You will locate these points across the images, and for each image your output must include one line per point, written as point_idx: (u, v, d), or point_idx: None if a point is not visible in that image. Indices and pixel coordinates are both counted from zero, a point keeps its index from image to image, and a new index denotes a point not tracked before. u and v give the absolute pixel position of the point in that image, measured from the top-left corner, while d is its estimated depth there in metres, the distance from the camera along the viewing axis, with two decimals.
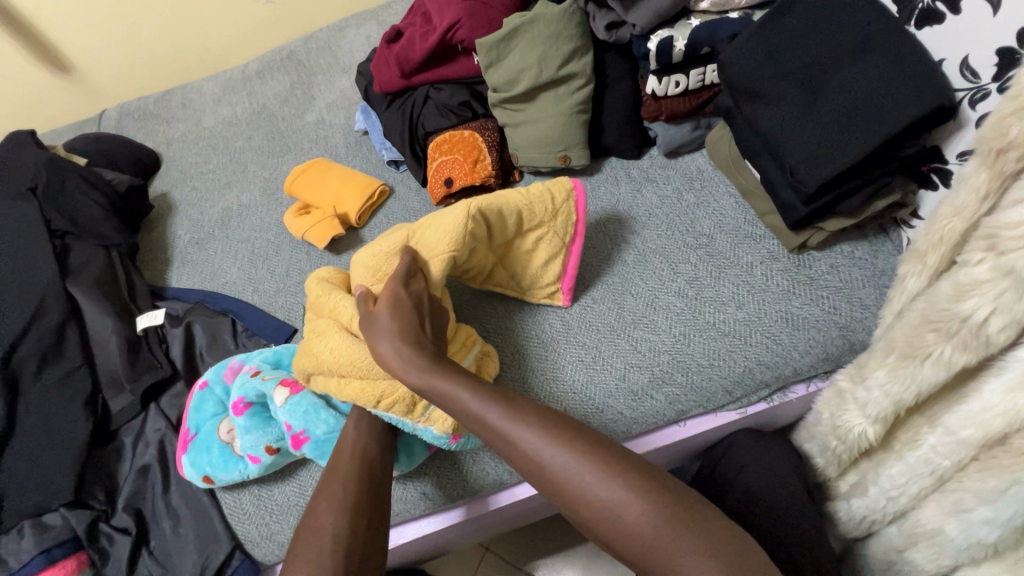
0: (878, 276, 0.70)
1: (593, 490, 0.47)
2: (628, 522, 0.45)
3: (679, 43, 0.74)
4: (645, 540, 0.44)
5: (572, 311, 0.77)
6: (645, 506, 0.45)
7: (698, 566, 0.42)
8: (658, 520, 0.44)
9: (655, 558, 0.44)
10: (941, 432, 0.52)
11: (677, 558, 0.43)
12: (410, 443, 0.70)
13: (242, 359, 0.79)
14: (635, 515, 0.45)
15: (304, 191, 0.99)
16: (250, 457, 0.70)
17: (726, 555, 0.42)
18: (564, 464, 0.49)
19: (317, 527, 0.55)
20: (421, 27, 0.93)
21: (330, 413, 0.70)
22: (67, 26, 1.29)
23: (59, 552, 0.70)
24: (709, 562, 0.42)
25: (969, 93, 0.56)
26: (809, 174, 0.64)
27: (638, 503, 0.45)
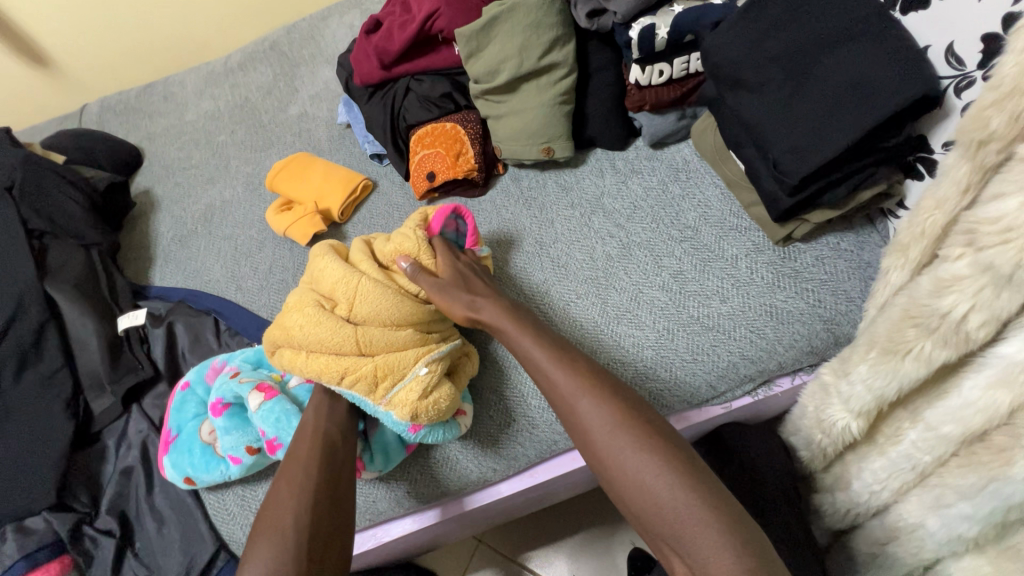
0: (864, 268, 0.69)
1: (620, 446, 0.50)
2: (643, 483, 0.48)
3: (661, 31, 0.73)
4: (657, 499, 0.47)
5: (556, 307, 0.77)
6: (661, 470, 0.47)
7: (705, 530, 0.44)
8: (677, 487, 0.46)
9: (665, 519, 0.46)
10: (922, 427, 0.51)
11: (686, 522, 0.45)
12: (384, 442, 0.69)
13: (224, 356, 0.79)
14: (652, 476, 0.47)
15: (286, 186, 0.97)
16: (232, 459, 0.70)
17: (729, 522, 0.44)
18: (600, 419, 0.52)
19: (274, 516, 0.56)
20: (400, 17, 0.91)
21: (302, 419, 0.68)
22: (43, 19, 1.26)
23: (41, 555, 0.70)
24: (715, 528, 0.44)
25: (954, 80, 0.55)
26: (793, 166, 0.62)
27: (655, 464, 0.48)
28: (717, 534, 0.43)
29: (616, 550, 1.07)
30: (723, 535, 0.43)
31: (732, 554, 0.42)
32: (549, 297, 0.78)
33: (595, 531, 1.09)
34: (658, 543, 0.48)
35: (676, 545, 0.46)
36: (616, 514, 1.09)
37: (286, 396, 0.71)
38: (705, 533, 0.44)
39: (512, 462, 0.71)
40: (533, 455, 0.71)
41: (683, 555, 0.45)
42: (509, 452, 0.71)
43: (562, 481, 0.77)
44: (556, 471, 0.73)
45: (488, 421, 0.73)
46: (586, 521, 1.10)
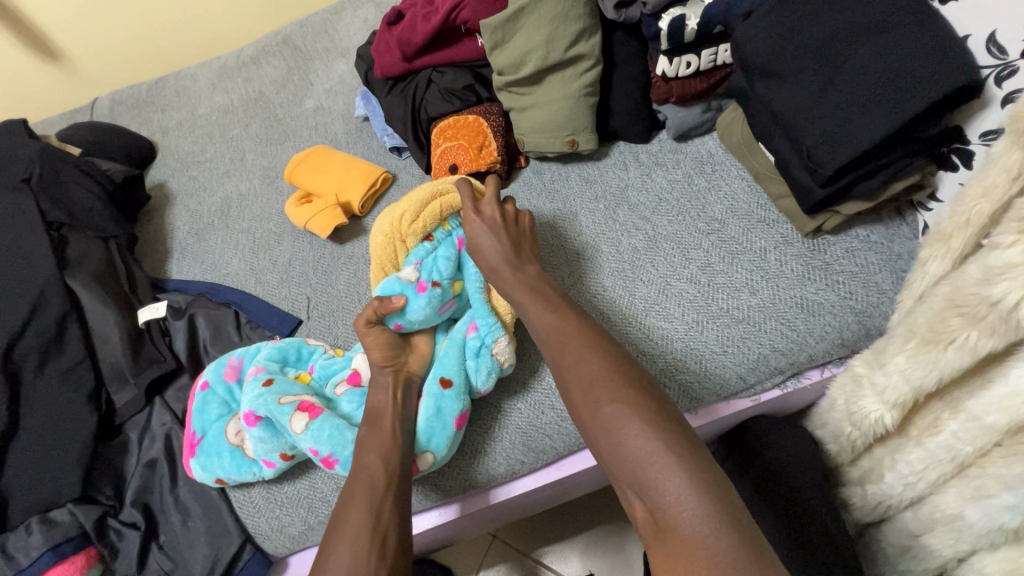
0: (895, 260, 0.69)
1: (598, 395, 0.52)
2: (620, 431, 0.48)
3: (692, 21, 0.72)
4: (621, 432, 0.48)
5: (608, 289, 0.76)
6: (625, 407, 0.49)
7: (668, 478, 0.44)
8: (642, 423, 0.48)
9: (631, 463, 0.47)
10: (964, 418, 0.51)
11: (651, 469, 0.45)
12: (429, 427, 0.67)
13: (240, 368, 0.77)
14: (626, 423, 0.48)
15: (305, 179, 0.97)
16: (266, 464, 0.70)
17: (705, 478, 0.44)
18: (590, 367, 0.54)
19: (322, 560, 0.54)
20: (422, 9, 0.91)
21: (354, 432, 0.68)
22: (55, 12, 1.25)
23: (68, 548, 0.69)
24: (680, 476, 0.44)
25: (995, 70, 0.55)
26: (828, 157, 0.62)
27: (621, 399, 0.50)
28: (684, 484, 0.43)
29: (632, 546, 1.07)
30: (693, 486, 0.43)
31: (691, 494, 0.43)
32: (590, 285, 0.77)
33: (611, 526, 1.09)
34: (624, 489, 0.48)
35: (641, 491, 0.46)
36: None
37: (331, 412, 0.70)
38: (671, 481, 0.44)
39: (540, 455, 0.71)
40: (561, 447, 0.71)
41: (643, 490, 0.45)
42: (537, 444, 0.71)
43: (586, 475, 0.76)
44: (582, 464, 0.73)
45: (515, 412, 0.73)
46: (601, 516, 1.10)
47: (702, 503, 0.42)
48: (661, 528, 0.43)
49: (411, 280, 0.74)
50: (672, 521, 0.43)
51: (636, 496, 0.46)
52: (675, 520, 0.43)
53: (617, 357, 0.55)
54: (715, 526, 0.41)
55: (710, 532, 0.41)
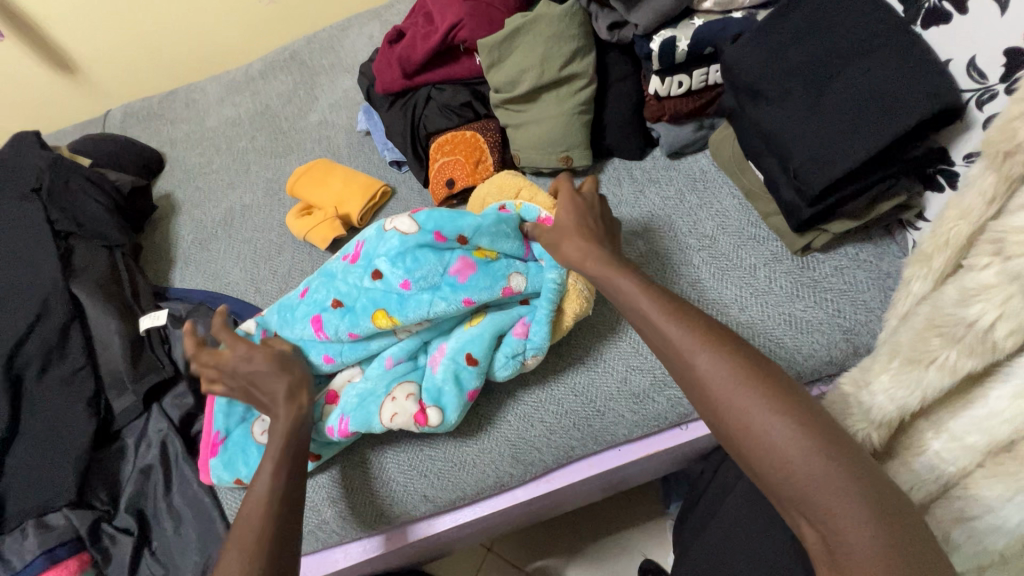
0: (883, 278, 0.70)
1: (743, 418, 0.43)
2: (771, 447, 0.41)
3: (682, 43, 0.74)
4: (790, 462, 0.40)
5: None
6: (789, 430, 0.41)
7: (843, 505, 0.38)
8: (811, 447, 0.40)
9: (794, 485, 0.40)
10: (946, 437, 0.51)
11: (824, 493, 0.38)
12: (437, 390, 0.67)
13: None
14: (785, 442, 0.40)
15: (306, 191, 0.99)
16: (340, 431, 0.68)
17: (876, 496, 0.38)
18: (716, 369, 0.45)
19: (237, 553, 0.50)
20: (422, 27, 0.93)
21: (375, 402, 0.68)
22: (71, 27, 1.29)
23: (62, 552, 0.71)
24: (853, 499, 0.38)
25: (976, 94, 0.56)
26: (813, 176, 0.63)
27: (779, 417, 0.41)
28: (858, 509, 0.37)
29: (627, 562, 1.06)
30: (867, 511, 0.37)
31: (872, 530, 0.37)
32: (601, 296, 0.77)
33: (605, 541, 1.08)
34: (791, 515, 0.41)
35: (805, 512, 0.39)
36: (626, 524, 1.09)
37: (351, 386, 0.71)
38: (847, 507, 0.37)
39: (529, 467, 0.72)
40: (550, 460, 0.72)
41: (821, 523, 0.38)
42: (526, 457, 0.71)
43: (576, 488, 0.77)
44: (572, 477, 0.74)
45: (505, 426, 0.72)
46: (596, 532, 1.09)
47: (879, 531, 0.36)
48: (838, 561, 0.37)
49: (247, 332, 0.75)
50: (849, 552, 0.37)
51: (799, 514, 0.40)
52: (850, 550, 0.37)
53: (721, 334, 0.47)
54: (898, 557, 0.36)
55: (897, 562, 0.35)
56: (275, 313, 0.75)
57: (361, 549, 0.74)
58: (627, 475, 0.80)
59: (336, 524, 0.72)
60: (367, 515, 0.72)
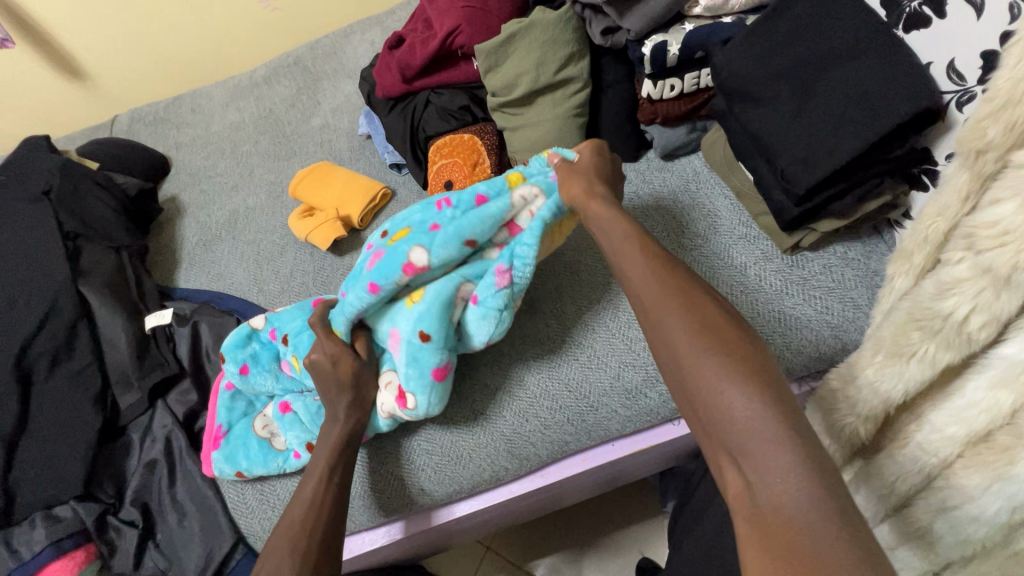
0: (870, 276, 0.71)
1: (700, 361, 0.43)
2: (718, 390, 0.41)
3: (672, 47, 0.76)
4: (732, 409, 0.40)
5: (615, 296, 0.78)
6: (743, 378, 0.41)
7: (777, 455, 0.38)
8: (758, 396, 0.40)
9: (733, 428, 0.40)
10: (928, 429, 0.52)
11: (759, 439, 0.39)
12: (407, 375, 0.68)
13: (254, 363, 0.77)
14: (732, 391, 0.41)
15: (309, 193, 1.01)
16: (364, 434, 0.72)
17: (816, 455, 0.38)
18: (681, 322, 0.46)
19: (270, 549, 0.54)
20: (422, 34, 0.96)
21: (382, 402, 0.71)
22: (80, 35, 1.32)
23: (68, 544, 0.73)
24: (788, 452, 0.38)
25: (955, 95, 0.58)
26: (799, 176, 0.64)
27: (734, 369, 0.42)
28: (793, 463, 0.37)
29: (624, 561, 1.07)
30: (802, 464, 0.37)
31: (804, 485, 0.37)
32: (595, 294, 0.79)
33: (603, 539, 1.09)
34: (717, 457, 0.42)
35: (737, 457, 0.40)
36: (623, 522, 1.10)
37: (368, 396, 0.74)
38: (777, 455, 0.38)
39: (525, 462, 0.73)
40: (545, 455, 0.73)
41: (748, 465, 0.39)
42: (521, 452, 0.73)
43: (571, 483, 0.78)
44: (566, 472, 0.75)
45: (501, 421, 0.74)
46: (595, 530, 1.10)
47: (810, 483, 0.37)
48: (759, 508, 0.38)
49: (259, 328, 0.79)
50: (775, 504, 0.37)
51: (733, 462, 0.40)
52: (779, 502, 0.37)
53: None
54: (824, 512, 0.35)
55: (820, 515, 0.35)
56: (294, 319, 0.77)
57: (360, 542, 0.76)
58: (622, 470, 0.82)
59: None
60: (367, 508, 0.74)
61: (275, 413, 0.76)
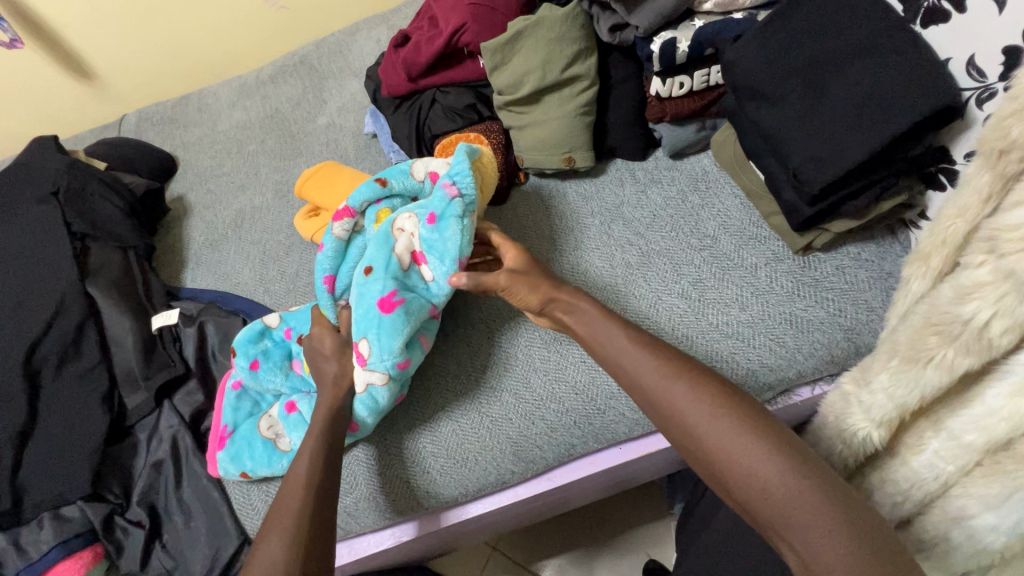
0: (885, 278, 0.70)
1: (728, 446, 0.46)
2: (754, 470, 0.44)
3: (682, 44, 0.74)
4: (768, 486, 0.43)
5: (622, 297, 0.77)
6: (771, 454, 0.44)
7: (819, 525, 0.41)
8: (787, 469, 0.44)
9: (775, 508, 0.43)
10: (944, 436, 0.51)
11: (802, 513, 0.42)
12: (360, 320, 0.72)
13: (265, 358, 0.78)
14: (765, 471, 0.44)
15: (315, 194, 0.99)
16: (352, 426, 0.71)
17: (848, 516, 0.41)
18: (695, 402, 0.49)
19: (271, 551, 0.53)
20: (428, 31, 0.95)
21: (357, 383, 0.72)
22: (88, 35, 1.32)
23: (76, 544, 0.74)
24: (827, 519, 0.41)
25: (975, 92, 0.56)
26: (813, 176, 0.63)
27: (762, 447, 0.45)
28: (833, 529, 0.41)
29: (631, 563, 1.06)
30: (840, 530, 0.41)
31: (847, 545, 0.40)
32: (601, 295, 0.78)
33: (610, 541, 1.09)
34: (765, 530, 0.45)
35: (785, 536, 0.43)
36: (630, 524, 1.09)
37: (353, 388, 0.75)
38: (820, 525, 0.41)
39: (531, 465, 0.73)
40: (551, 458, 0.73)
41: (796, 538, 0.42)
42: (528, 454, 0.72)
43: (578, 486, 0.77)
44: (573, 475, 0.74)
45: (507, 424, 0.73)
46: (601, 531, 1.10)
47: (855, 544, 0.40)
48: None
49: (274, 325, 0.81)
50: (827, 568, 0.40)
51: (778, 536, 0.43)
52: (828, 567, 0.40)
53: None
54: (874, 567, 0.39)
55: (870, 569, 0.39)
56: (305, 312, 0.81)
57: (365, 543, 0.76)
58: (630, 473, 0.81)
59: (342, 518, 0.74)
60: (372, 510, 0.73)
61: (282, 413, 0.76)
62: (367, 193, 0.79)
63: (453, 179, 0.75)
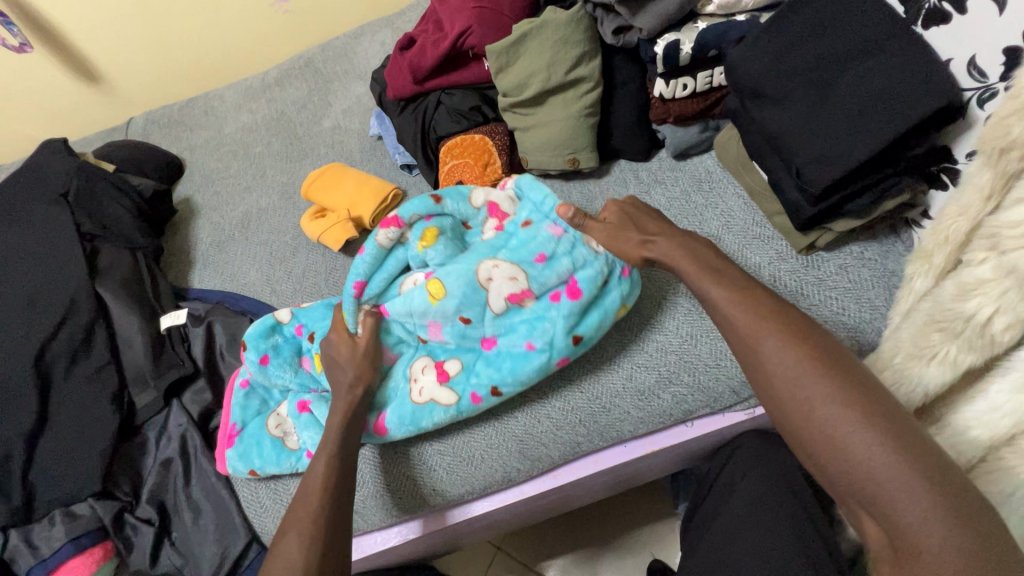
0: (888, 277, 0.70)
1: (823, 421, 0.43)
2: (849, 448, 0.41)
3: (686, 45, 0.75)
4: (865, 465, 0.41)
5: None
6: (871, 431, 0.41)
7: (920, 507, 0.38)
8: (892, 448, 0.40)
9: (865, 485, 0.41)
10: (947, 433, 0.51)
11: (901, 494, 0.39)
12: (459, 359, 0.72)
13: (275, 354, 0.79)
14: (865, 452, 0.41)
15: (320, 194, 1.01)
16: (380, 429, 0.72)
17: (948, 494, 0.38)
18: (784, 363, 0.45)
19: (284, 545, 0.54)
20: (433, 34, 0.96)
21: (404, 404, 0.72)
22: (96, 39, 1.34)
23: (87, 540, 0.74)
24: (923, 497, 0.38)
25: (977, 92, 0.57)
26: (816, 175, 0.63)
27: (863, 425, 0.42)
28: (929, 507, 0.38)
29: (634, 563, 1.07)
30: (943, 511, 0.38)
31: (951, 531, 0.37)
32: None
33: (613, 540, 1.09)
34: (851, 504, 0.43)
35: (872, 508, 0.41)
36: (634, 524, 1.10)
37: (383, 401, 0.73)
38: (920, 507, 0.38)
39: (536, 463, 0.73)
40: (557, 456, 0.73)
41: (888, 520, 0.40)
42: (533, 452, 0.73)
43: (584, 484, 0.78)
44: (578, 474, 0.75)
45: (513, 422, 0.74)
46: (605, 531, 1.10)
47: (953, 531, 0.37)
48: (905, 555, 0.39)
49: (284, 321, 0.81)
50: (922, 549, 0.38)
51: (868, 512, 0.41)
52: (921, 545, 0.38)
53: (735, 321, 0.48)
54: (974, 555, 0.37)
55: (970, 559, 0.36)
56: (319, 307, 0.81)
57: (372, 541, 0.76)
58: (634, 472, 0.81)
59: None
60: (378, 508, 0.74)
61: (292, 412, 0.77)
62: (419, 208, 0.78)
63: (553, 220, 0.76)
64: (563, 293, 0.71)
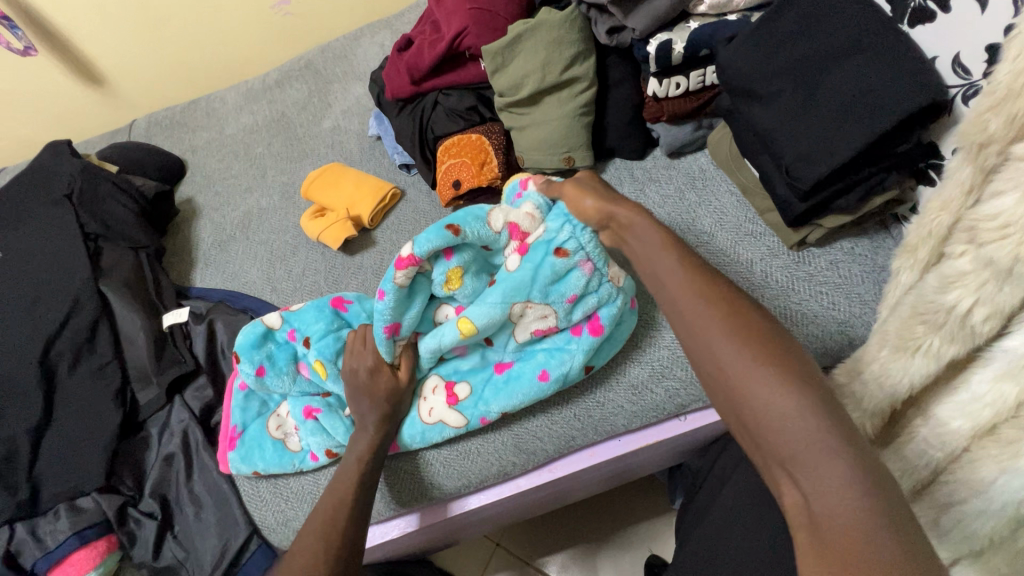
0: (877, 272, 0.71)
1: (751, 386, 0.43)
2: (767, 408, 0.42)
3: (677, 45, 0.76)
4: (785, 424, 0.41)
5: None
6: (792, 394, 0.42)
7: (833, 468, 0.38)
8: (812, 407, 0.41)
9: (787, 445, 0.40)
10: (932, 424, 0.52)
11: (816, 454, 0.39)
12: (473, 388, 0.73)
13: (270, 364, 0.78)
14: (782, 407, 0.41)
15: (319, 195, 1.03)
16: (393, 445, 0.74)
17: (868, 468, 0.38)
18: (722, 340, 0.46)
19: None
20: (430, 36, 0.98)
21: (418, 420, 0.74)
22: (99, 42, 1.36)
23: (91, 533, 0.76)
24: (841, 463, 0.38)
25: (961, 89, 0.58)
26: (805, 172, 0.65)
27: (783, 387, 0.42)
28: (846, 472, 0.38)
29: (632, 558, 1.07)
30: (855, 476, 0.38)
31: (859, 496, 0.37)
32: None
33: (611, 536, 1.10)
34: (773, 471, 0.42)
35: (790, 470, 0.40)
36: (632, 520, 1.10)
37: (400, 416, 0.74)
38: (835, 470, 0.38)
39: (532, 457, 0.74)
40: (552, 450, 0.74)
41: (805, 480, 0.39)
42: (529, 446, 0.74)
43: (579, 478, 0.79)
44: (574, 467, 0.76)
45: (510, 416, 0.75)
46: (603, 526, 1.11)
47: (864, 493, 0.37)
48: (816, 517, 0.38)
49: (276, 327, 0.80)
50: (828, 510, 0.37)
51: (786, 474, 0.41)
52: (837, 513, 0.37)
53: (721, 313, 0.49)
54: (884, 520, 0.36)
55: (880, 522, 0.36)
56: (311, 311, 0.79)
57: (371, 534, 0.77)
58: (630, 466, 0.82)
59: None
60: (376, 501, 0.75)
61: (297, 415, 0.78)
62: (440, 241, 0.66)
63: (588, 253, 0.71)
64: (585, 328, 0.72)
